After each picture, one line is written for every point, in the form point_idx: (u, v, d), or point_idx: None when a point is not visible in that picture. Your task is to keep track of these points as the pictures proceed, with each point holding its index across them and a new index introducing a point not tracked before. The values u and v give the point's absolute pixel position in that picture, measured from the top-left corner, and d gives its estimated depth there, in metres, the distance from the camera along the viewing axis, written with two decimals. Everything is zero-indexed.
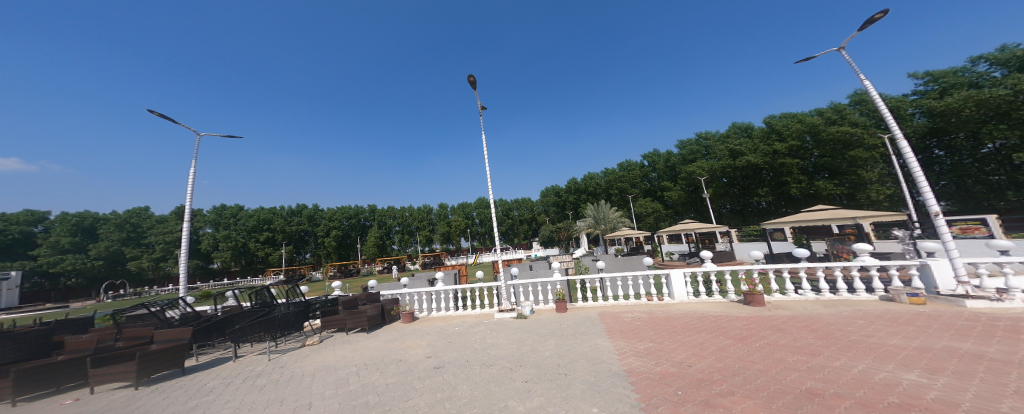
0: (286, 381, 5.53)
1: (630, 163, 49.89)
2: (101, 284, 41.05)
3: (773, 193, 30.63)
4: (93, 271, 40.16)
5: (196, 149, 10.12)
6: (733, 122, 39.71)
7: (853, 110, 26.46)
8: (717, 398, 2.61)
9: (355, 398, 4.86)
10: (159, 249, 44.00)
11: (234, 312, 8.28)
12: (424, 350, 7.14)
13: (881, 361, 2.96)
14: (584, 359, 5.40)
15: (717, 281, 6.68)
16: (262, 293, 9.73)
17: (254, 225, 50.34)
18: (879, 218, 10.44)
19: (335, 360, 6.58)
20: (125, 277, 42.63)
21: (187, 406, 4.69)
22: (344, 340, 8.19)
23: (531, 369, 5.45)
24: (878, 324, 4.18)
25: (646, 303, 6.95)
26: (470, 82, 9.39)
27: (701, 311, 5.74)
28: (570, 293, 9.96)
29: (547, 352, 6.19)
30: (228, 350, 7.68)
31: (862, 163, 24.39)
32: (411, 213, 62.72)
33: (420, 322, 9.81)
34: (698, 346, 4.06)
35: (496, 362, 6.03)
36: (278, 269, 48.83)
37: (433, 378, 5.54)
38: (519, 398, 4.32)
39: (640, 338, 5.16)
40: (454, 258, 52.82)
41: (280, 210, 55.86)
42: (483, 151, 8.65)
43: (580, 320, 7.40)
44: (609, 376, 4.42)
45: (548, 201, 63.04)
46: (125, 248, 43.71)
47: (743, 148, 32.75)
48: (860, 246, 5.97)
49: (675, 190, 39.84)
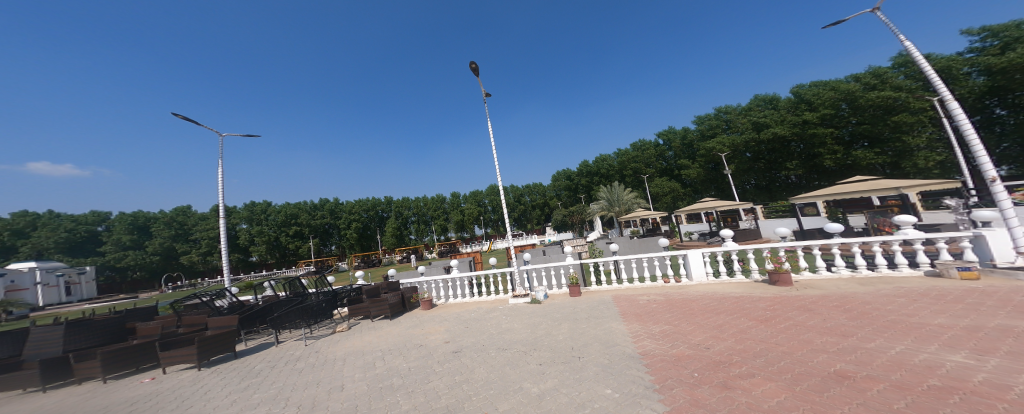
0: (321, 364, 5.76)
1: (644, 143, 48.46)
2: (161, 276, 44.44)
3: (804, 166, 29.23)
4: (153, 265, 43.58)
5: (220, 148, 10.87)
6: (756, 94, 37.72)
7: (895, 74, 24.41)
8: (736, 379, 2.54)
9: (383, 380, 5.04)
10: (203, 243, 46.79)
11: (273, 301, 8.67)
12: (442, 335, 7.32)
13: (922, 341, 2.80)
14: (598, 342, 5.41)
15: (739, 260, 6.43)
16: (294, 284, 10.16)
17: (283, 220, 52.09)
18: (926, 188, 9.70)
19: (363, 345, 6.81)
20: (179, 269, 45.76)
21: (240, 386, 4.96)
22: (369, 327, 8.45)
23: (546, 352, 5.48)
24: (920, 302, 3.96)
25: (663, 285, 6.77)
26: (473, 68, 9.30)
27: (722, 292, 5.59)
28: (585, 277, 9.91)
29: (561, 335, 6.24)
30: (270, 335, 8.13)
31: (908, 128, 22.76)
32: (426, 203, 63.41)
33: (438, 309, 10.01)
34: (718, 328, 3.94)
35: (512, 346, 6.10)
36: (308, 261, 50.81)
37: (452, 362, 5.67)
38: (533, 380, 4.37)
39: (655, 321, 5.10)
40: (472, 245, 53.55)
41: (304, 205, 57.33)
42: (490, 134, 8.27)
43: (595, 304, 7.39)
44: (622, 358, 4.41)
45: (559, 185, 62.35)
46: (176, 244, 46.37)
47: (768, 120, 31.32)
48: (905, 218, 5.57)
49: (694, 167, 38.92)
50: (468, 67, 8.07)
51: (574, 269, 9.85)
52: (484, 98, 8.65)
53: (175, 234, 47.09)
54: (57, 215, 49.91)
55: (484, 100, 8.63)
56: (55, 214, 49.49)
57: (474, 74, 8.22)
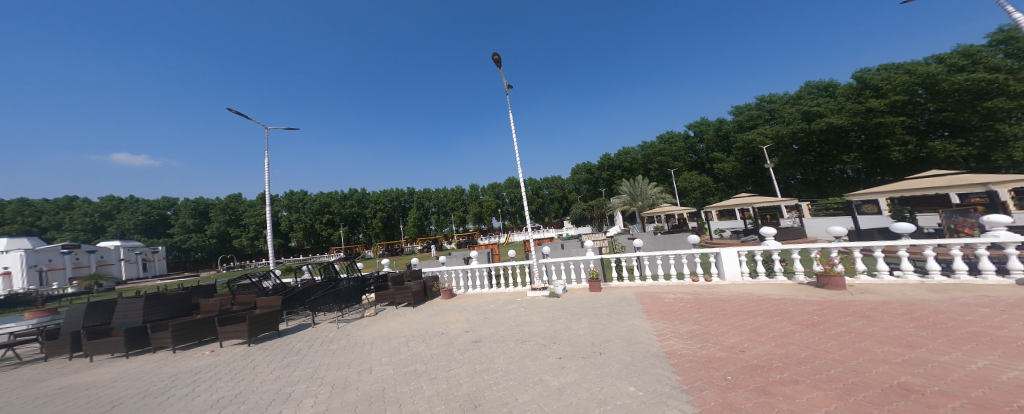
0: (352, 347, 6.03)
1: (673, 135, 47.15)
2: (218, 257, 48.74)
3: (864, 159, 27.32)
4: (211, 247, 47.85)
5: (268, 143, 12.13)
6: (808, 81, 34.96)
7: (994, 52, 21.54)
8: (776, 385, 2.42)
9: (407, 365, 5.19)
10: (251, 227, 50.28)
11: (310, 284, 9.16)
12: (462, 324, 7.43)
13: (1012, 358, 2.53)
14: (620, 339, 5.33)
15: (781, 261, 6.06)
16: (328, 268, 10.67)
17: (317, 208, 54.70)
18: (1019, 185, 8.58)
19: (389, 331, 7.05)
20: (233, 252, 49.82)
21: (283, 363, 5.29)
22: (394, 313, 8.75)
23: (565, 346, 5.45)
24: (1007, 314, 3.58)
25: (691, 284, 6.49)
26: (495, 60, 9.22)
27: (759, 293, 5.29)
28: (605, 273, 9.70)
29: (581, 330, 6.18)
30: (307, 317, 8.58)
31: (1005, 115, 19.96)
32: (445, 195, 64.47)
33: (458, 299, 10.19)
34: (754, 331, 3.76)
35: (531, 339, 6.11)
36: (339, 248, 53.27)
37: (472, 351, 5.76)
38: (553, 373, 4.36)
39: (683, 320, 4.98)
40: (489, 237, 53.95)
41: (336, 194, 59.62)
42: (512, 127, 8.71)
43: (616, 300, 7.29)
44: (646, 357, 4.31)
45: (579, 179, 61.63)
46: (230, 228, 50.23)
47: (823, 109, 29.13)
48: (995, 219, 5.04)
49: (729, 161, 37.24)
50: (491, 59, 8.06)
51: (594, 264, 9.69)
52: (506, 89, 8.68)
53: (227, 218, 50.49)
54: (132, 198, 55.56)
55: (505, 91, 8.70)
56: (127, 199, 54.97)
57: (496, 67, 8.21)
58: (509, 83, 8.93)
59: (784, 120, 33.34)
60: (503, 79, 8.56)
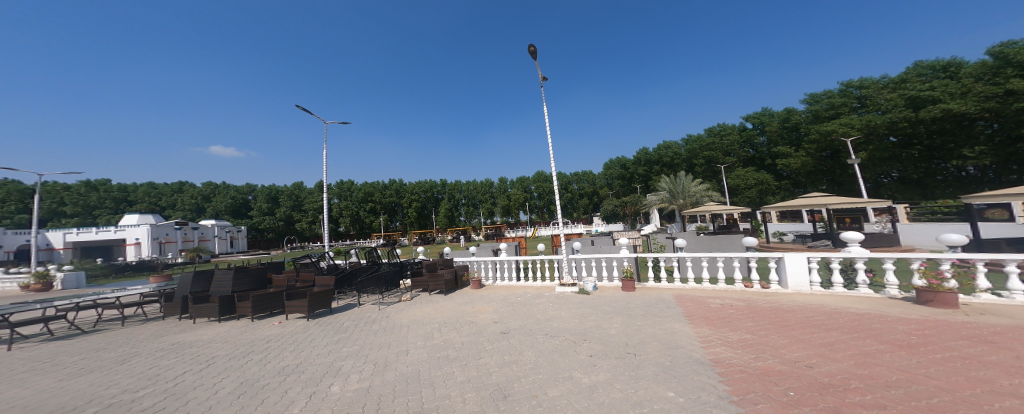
0: (392, 328, 6.31)
1: (725, 129, 45.34)
2: (284, 238, 54.31)
3: (994, 153, 22.56)
4: (279, 228, 53.38)
5: (325, 135, 14.01)
6: (918, 61, 29.08)
7: None
8: (856, 408, 2.17)
9: (440, 351, 5.31)
10: (310, 212, 54.94)
11: (357, 267, 9.75)
12: (492, 315, 7.48)
13: None
14: (657, 341, 5.09)
15: (866, 270, 5.31)
16: (371, 253, 11.28)
17: (362, 196, 57.88)
18: None
19: (423, 316, 7.28)
20: (296, 234, 55.18)
21: (335, 338, 5.68)
22: (428, 299, 9.06)
23: (598, 345, 5.29)
24: None
25: (744, 290, 5.99)
26: (531, 51, 9.05)
27: (830, 305, 4.72)
28: (640, 272, 9.28)
29: (613, 329, 5.99)
30: (355, 297, 9.12)
31: None
32: (475, 187, 65.61)
33: (487, 290, 10.32)
34: (826, 346, 3.38)
35: (561, 334, 6.01)
36: (380, 234, 56.31)
37: (502, 341, 5.78)
38: (584, 370, 4.25)
39: (735, 329, 4.64)
40: (516, 231, 54.47)
41: (378, 184, 62.63)
42: (546, 121, 8.50)
43: (653, 302, 6.98)
44: (687, 363, 4.07)
45: (612, 174, 60.10)
46: (294, 213, 55.19)
47: (938, 93, 24.16)
48: None
49: (797, 156, 34.00)
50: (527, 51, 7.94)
51: (628, 262, 9.31)
52: (541, 82, 8.49)
53: (292, 202, 55.47)
54: (220, 184, 64.01)
55: (540, 84, 8.47)
56: (211, 183, 62.80)
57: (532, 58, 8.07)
58: (544, 76, 8.81)
59: (880, 107, 28.88)
60: (539, 72, 8.39)
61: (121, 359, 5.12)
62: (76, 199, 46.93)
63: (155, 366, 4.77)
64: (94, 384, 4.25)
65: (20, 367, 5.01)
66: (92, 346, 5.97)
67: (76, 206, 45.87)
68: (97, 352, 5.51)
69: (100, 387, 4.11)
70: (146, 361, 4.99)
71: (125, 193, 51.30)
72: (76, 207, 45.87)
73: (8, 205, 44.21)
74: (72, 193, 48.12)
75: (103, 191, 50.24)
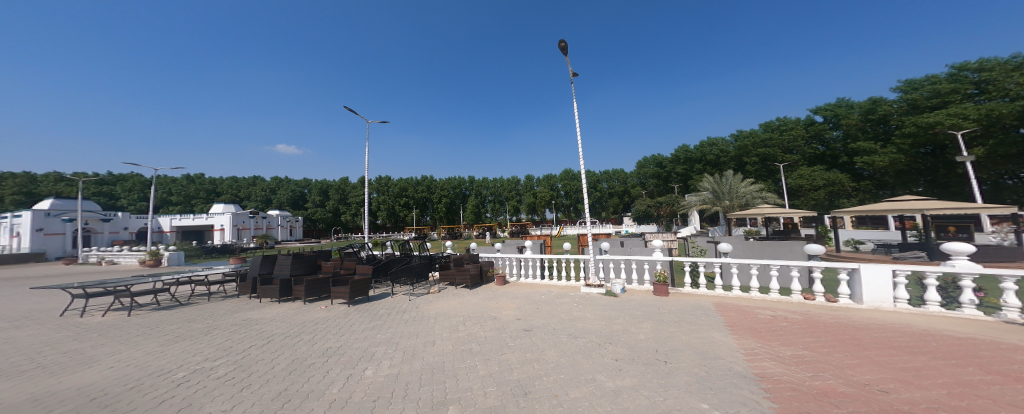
0: (421, 319, 6.41)
1: (787, 123, 41.76)
2: (330, 228, 58.16)
3: None
4: (328, 219, 57.11)
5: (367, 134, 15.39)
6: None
7: None
8: None
9: (463, 343, 5.29)
10: (353, 205, 57.79)
11: (391, 258, 10.07)
12: (514, 312, 7.39)
13: None
14: (691, 350, 4.76)
15: (975, 289, 4.54)
16: (403, 245, 11.62)
17: (398, 191, 59.84)
18: None
19: (448, 309, 7.33)
20: (340, 225, 58.75)
21: (371, 325, 5.85)
22: (454, 292, 9.16)
23: (624, 349, 5.04)
24: None
25: (800, 302, 5.42)
26: (562, 47, 8.81)
27: (907, 326, 4.14)
28: (675, 277, 8.76)
29: (642, 334, 5.68)
30: (388, 288, 9.42)
31: None
32: (502, 184, 65.88)
33: (511, 286, 10.28)
34: (906, 371, 2.97)
35: (585, 335, 5.80)
36: (412, 228, 58.11)
37: (524, 339, 5.67)
38: (609, 374, 4.04)
39: (788, 344, 4.23)
40: (542, 229, 54.38)
41: (412, 179, 64.54)
42: (576, 118, 8.28)
43: (689, 308, 6.57)
44: (726, 375, 3.75)
45: (646, 172, 58.21)
46: (341, 207, 58.43)
47: None
48: None
49: (885, 152, 28.13)
50: (559, 47, 7.81)
51: (662, 266, 8.84)
52: (572, 79, 8.33)
53: (338, 196, 58.42)
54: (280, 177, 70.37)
55: (571, 81, 8.33)
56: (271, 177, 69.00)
57: (563, 55, 7.96)
58: (576, 72, 8.54)
59: (1008, 93, 22.54)
60: (569, 68, 8.19)
61: (206, 330, 5.63)
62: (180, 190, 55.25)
63: (231, 338, 5.17)
64: (185, 350, 4.72)
65: (133, 331, 5.78)
66: (185, 316, 6.65)
67: (170, 196, 53.10)
68: (189, 323, 6.12)
69: (187, 354, 4.58)
70: (223, 333, 5.41)
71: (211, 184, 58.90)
72: (175, 197, 53.38)
73: (134, 195, 53.41)
74: (177, 185, 56.71)
75: (198, 182, 58.25)
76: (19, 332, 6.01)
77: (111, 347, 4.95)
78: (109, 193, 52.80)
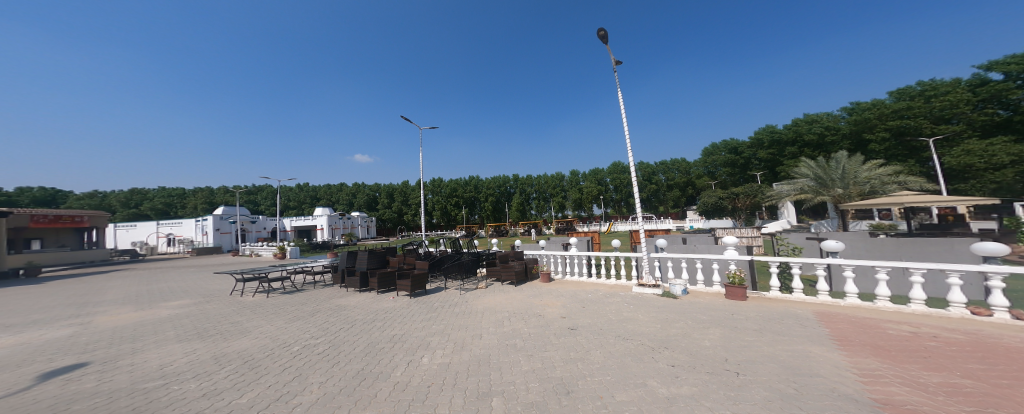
0: (471, 313, 6.25)
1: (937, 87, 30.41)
2: (395, 227, 62.53)
3: None
4: (391, 218, 61.32)
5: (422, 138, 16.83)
6: None
7: None
8: None
9: (508, 338, 4.99)
10: (413, 206, 61.18)
11: (443, 255, 10.22)
12: (559, 310, 6.93)
13: None
14: (774, 363, 3.97)
15: None
16: (455, 243, 11.78)
17: (450, 190, 61.90)
18: None
19: (494, 304, 7.09)
20: (403, 224, 62.77)
21: (427, 316, 5.86)
22: (500, 289, 8.96)
23: (682, 355, 4.36)
24: None
25: (953, 319, 4.16)
26: (602, 36, 8.13)
27: None
28: (754, 278, 7.61)
29: (707, 341, 4.92)
30: (442, 282, 9.58)
31: None
32: (546, 180, 65.27)
33: (557, 284, 9.85)
34: None
35: (636, 338, 5.16)
36: (463, 226, 59.69)
37: (569, 338, 5.19)
38: (662, 380, 3.47)
39: (933, 371, 3.29)
40: (588, 225, 52.87)
41: (462, 179, 66.49)
42: (622, 109, 7.64)
43: (778, 315, 5.59)
44: (822, 395, 2.99)
45: (718, 160, 53.59)
46: (403, 209, 62.10)
47: None
48: None
49: None
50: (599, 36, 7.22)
51: (738, 266, 7.81)
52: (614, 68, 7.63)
53: (401, 199, 62.23)
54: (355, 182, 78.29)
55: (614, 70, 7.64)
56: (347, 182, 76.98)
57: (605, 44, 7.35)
58: (619, 60, 7.90)
59: None
60: (611, 56, 7.54)
61: (311, 312, 6.50)
62: (294, 196, 65.77)
63: (328, 320, 5.83)
64: (300, 327, 5.57)
65: (271, 310, 6.98)
66: (299, 300, 7.78)
67: (287, 202, 64.31)
68: (300, 306, 7.16)
69: (301, 331, 5.37)
70: (323, 316, 6.11)
71: (308, 190, 68.24)
72: (291, 202, 64.35)
73: (265, 203, 65.87)
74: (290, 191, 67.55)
75: (304, 189, 68.38)
76: (208, 306, 7.94)
77: (256, 321, 6.16)
78: (254, 200, 66.95)
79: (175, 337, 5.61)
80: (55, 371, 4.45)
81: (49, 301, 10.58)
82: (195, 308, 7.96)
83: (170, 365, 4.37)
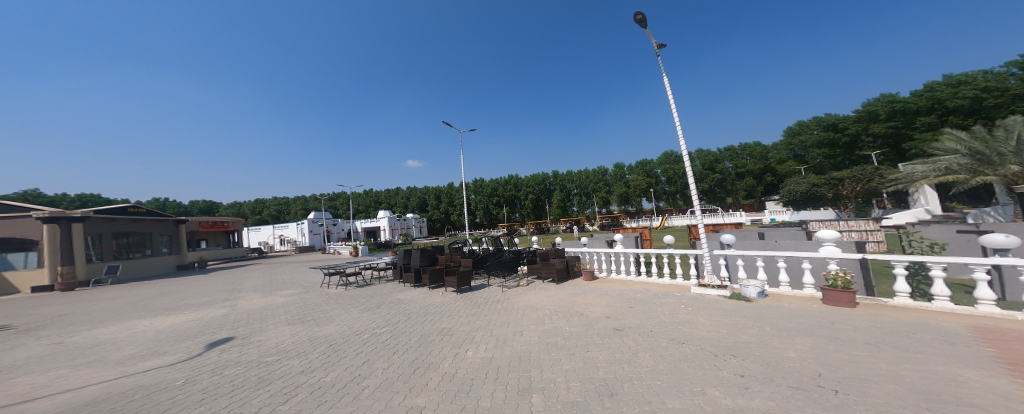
0: (513, 310, 5.91)
1: None
2: (443, 227, 64.78)
3: None
4: (438, 218, 63.62)
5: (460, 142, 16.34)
6: None
7: None
8: None
9: (549, 336, 4.56)
10: (460, 206, 62.81)
11: (486, 253, 10.05)
12: (604, 309, 6.32)
13: None
14: (889, 381, 3.07)
15: None
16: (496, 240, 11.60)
17: (491, 190, 62.77)
18: None
19: (535, 302, 6.69)
20: (450, 224, 64.83)
21: (472, 311, 5.64)
22: (540, 286, 8.53)
23: (755, 365, 3.59)
24: None
25: None
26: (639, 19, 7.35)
27: None
28: (869, 282, 6.27)
29: (790, 351, 4.04)
30: (485, 280, 9.41)
31: None
32: (588, 176, 63.62)
33: (601, 282, 9.17)
34: None
35: (695, 343, 4.42)
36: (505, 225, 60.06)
37: (614, 339, 4.59)
38: (728, 390, 2.82)
39: None
40: (637, 220, 50.73)
41: (502, 179, 66.92)
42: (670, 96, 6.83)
43: (907, 327, 4.49)
44: None
45: (803, 141, 46.93)
46: (453, 210, 63.96)
47: None
48: None
49: None
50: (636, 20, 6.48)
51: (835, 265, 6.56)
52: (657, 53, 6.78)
53: (448, 201, 63.91)
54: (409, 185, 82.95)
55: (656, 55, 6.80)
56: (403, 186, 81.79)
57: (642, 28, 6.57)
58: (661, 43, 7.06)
59: None
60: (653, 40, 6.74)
61: (375, 305, 6.63)
62: (364, 200, 71.48)
63: (397, 312, 5.86)
64: (372, 317, 5.65)
65: (350, 301, 7.29)
66: (365, 294, 8.07)
67: (358, 207, 70.45)
68: (365, 299, 7.38)
69: (373, 320, 5.45)
70: (387, 309, 6.18)
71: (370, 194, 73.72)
72: (360, 207, 70.17)
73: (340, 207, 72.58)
74: (359, 196, 73.61)
75: (369, 193, 74.05)
76: (309, 295, 8.57)
77: (338, 310, 6.43)
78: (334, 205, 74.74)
79: (285, 320, 6.03)
80: (215, 342, 4.99)
81: (208, 286, 12.87)
82: (304, 296, 8.62)
83: (284, 344, 4.61)
